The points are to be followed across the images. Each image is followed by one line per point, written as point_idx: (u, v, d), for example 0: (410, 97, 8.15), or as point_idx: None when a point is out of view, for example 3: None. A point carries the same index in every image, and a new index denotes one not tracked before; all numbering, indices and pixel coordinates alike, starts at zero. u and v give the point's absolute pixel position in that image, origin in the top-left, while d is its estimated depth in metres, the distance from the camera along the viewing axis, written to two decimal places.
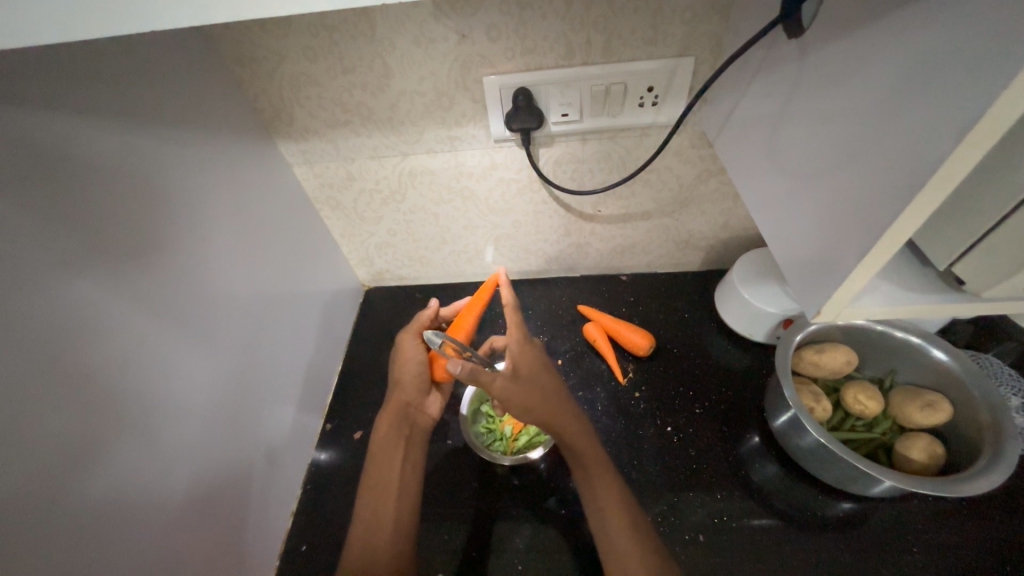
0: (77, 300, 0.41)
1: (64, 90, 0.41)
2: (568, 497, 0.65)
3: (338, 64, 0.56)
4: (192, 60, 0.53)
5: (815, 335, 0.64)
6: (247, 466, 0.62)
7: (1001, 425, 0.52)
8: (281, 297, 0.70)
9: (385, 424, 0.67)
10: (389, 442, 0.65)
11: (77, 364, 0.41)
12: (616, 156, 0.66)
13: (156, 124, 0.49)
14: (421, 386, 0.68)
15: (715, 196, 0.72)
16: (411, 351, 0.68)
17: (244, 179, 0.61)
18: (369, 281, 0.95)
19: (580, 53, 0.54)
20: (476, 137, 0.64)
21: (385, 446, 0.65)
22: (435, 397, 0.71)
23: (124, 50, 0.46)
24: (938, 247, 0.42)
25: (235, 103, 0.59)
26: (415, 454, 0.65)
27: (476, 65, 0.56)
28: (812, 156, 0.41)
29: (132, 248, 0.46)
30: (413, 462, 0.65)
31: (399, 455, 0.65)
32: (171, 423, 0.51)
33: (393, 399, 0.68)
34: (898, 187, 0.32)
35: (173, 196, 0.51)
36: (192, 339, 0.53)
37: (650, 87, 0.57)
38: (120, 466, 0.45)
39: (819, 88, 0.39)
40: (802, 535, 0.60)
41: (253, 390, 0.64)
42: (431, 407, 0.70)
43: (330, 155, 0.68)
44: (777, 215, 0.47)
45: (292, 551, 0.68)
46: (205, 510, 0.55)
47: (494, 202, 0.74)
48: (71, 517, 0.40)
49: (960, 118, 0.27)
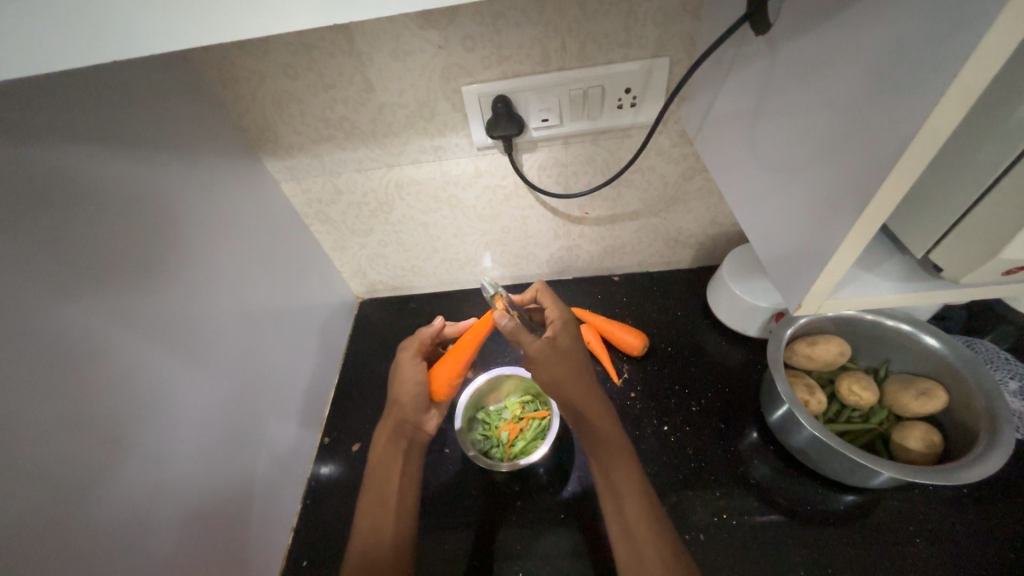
0: (69, 323, 0.42)
1: (49, 119, 0.41)
2: (568, 499, 0.65)
3: (319, 81, 0.57)
4: (174, 84, 0.54)
5: (807, 327, 0.64)
6: (248, 482, 0.62)
7: (996, 411, 0.52)
8: (275, 313, 0.70)
9: (384, 437, 0.67)
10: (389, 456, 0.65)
11: (71, 387, 0.41)
12: (599, 158, 0.66)
13: (141, 147, 0.50)
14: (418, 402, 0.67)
15: (702, 193, 0.72)
16: (410, 369, 0.68)
17: (233, 198, 0.62)
18: (363, 294, 0.95)
19: (556, 58, 0.55)
20: (460, 145, 0.64)
21: (384, 460, 0.65)
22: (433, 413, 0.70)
23: (107, 76, 0.47)
24: (916, 233, 0.42)
25: (220, 123, 0.60)
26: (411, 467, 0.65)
27: (454, 75, 0.56)
28: (787, 149, 0.41)
29: (122, 269, 0.46)
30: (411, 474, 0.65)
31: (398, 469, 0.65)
32: (169, 443, 0.50)
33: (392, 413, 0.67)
34: (870, 175, 0.32)
35: (162, 217, 0.51)
36: (187, 358, 0.53)
37: (628, 89, 0.58)
38: (118, 487, 0.45)
39: (790, 82, 0.40)
40: (805, 530, 0.59)
41: (252, 406, 0.64)
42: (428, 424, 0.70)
43: (316, 170, 0.69)
44: (757, 209, 0.47)
45: (294, 567, 0.67)
46: (206, 527, 0.55)
47: (482, 208, 0.74)
48: (70, 540, 0.40)
49: (925, 101, 0.28)
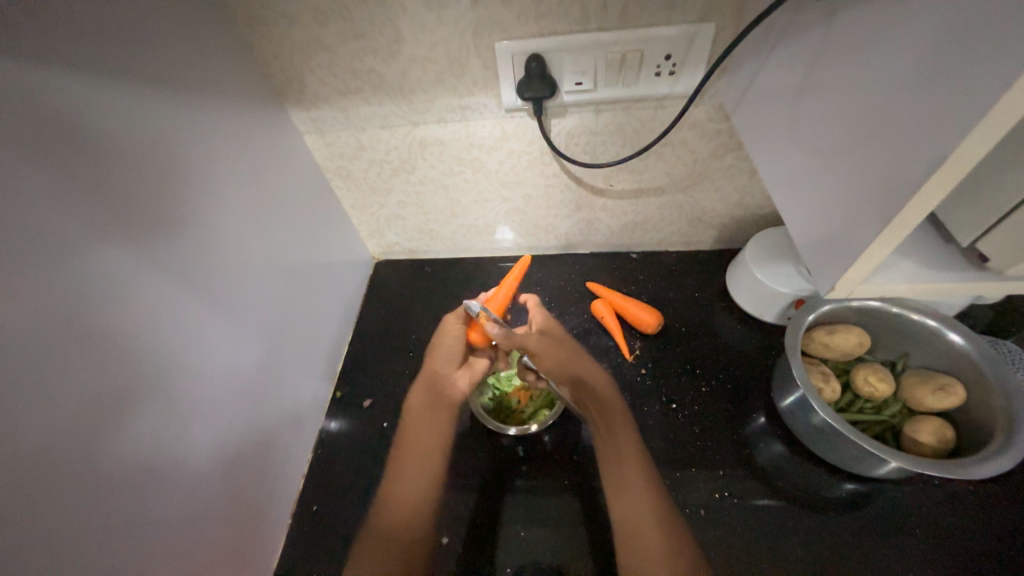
0: (91, 261, 0.42)
1: (72, 51, 0.41)
2: (585, 447, 0.68)
3: (348, 28, 0.55)
4: (200, 22, 0.53)
5: (828, 316, 0.63)
6: (262, 429, 0.64)
7: (1015, 411, 0.51)
8: (294, 267, 0.70)
9: (418, 391, 0.76)
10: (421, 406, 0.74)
11: (91, 325, 0.42)
12: (630, 128, 0.64)
13: (165, 86, 0.49)
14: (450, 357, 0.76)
15: (732, 172, 0.70)
16: (452, 332, 0.77)
17: (255, 146, 0.61)
18: (379, 255, 0.95)
19: (596, 18, 0.52)
20: (488, 107, 0.62)
21: (416, 411, 0.74)
22: (465, 371, 0.74)
23: (132, 10, 0.45)
24: (963, 220, 0.40)
25: (245, 68, 0.59)
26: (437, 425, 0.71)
27: (488, 30, 0.54)
28: (833, 129, 0.39)
29: (142, 212, 0.47)
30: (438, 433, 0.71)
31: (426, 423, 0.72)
32: (187, 385, 0.52)
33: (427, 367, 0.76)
34: (923, 159, 0.30)
35: (183, 160, 0.51)
36: (209, 304, 0.55)
37: (667, 55, 0.55)
38: (135, 424, 0.46)
39: (847, 55, 0.38)
40: (802, 513, 0.60)
41: (268, 355, 0.65)
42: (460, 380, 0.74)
43: (339, 123, 0.68)
44: (795, 189, 0.46)
45: (304, 512, 0.70)
46: (222, 467, 0.57)
47: (505, 174, 0.73)
48: (90, 471, 0.42)
49: (999, 78, 0.26)
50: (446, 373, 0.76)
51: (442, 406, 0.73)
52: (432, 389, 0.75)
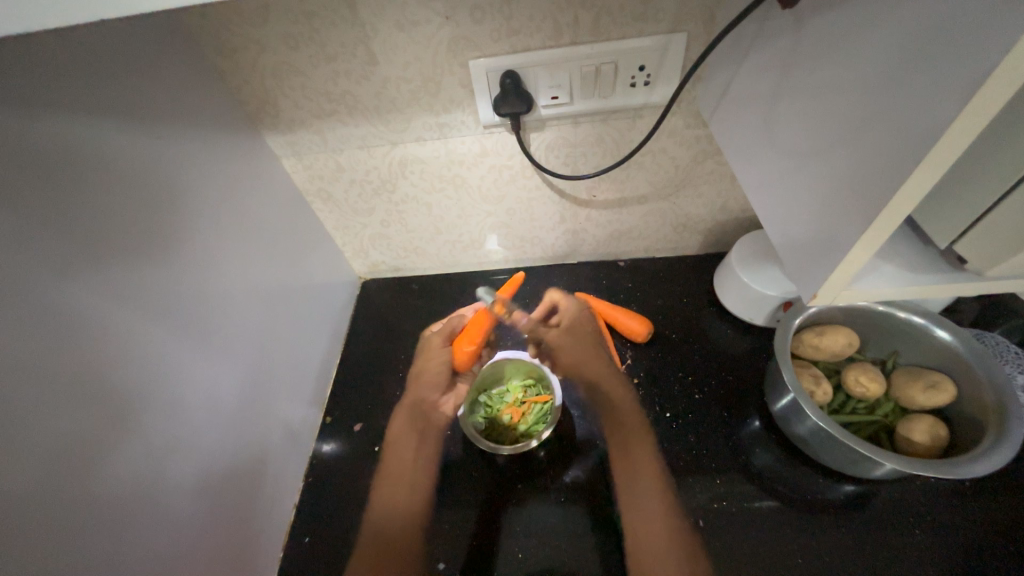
0: (66, 301, 0.41)
1: (35, 86, 0.39)
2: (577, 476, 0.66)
3: (320, 51, 0.55)
4: (169, 51, 0.52)
5: (816, 317, 0.63)
6: (251, 460, 0.62)
7: (1005, 406, 0.51)
8: (277, 291, 0.69)
9: (403, 419, 0.71)
10: (405, 435, 0.69)
11: (67, 367, 0.41)
12: (609, 138, 0.64)
13: (135, 117, 0.48)
14: (438, 380, 0.72)
15: (713, 177, 0.70)
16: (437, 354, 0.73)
17: (230, 172, 0.60)
18: (366, 274, 0.94)
19: (568, 33, 0.53)
20: (466, 123, 0.62)
21: (401, 436, 0.70)
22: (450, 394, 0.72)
23: (98, 43, 0.45)
24: (941, 221, 0.40)
25: (217, 95, 0.58)
26: (426, 451, 0.69)
27: (462, 48, 0.54)
28: (808, 136, 0.40)
29: (119, 247, 0.45)
30: (425, 457, 0.68)
31: (412, 451, 0.68)
32: (172, 422, 0.50)
33: (413, 392, 0.72)
34: (899, 163, 0.30)
35: (157, 192, 0.50)
36: (191, 337, 0.53)
37: (642, 66, 0.55)
38: (120, 468, 0.44)
39: (816, 64, 0.38)
40: (801, 517, 0.60)
41: (254, 384, 0.63)
42: (444, 407, 0.71)
43: (317, 146, 0.67)
44: (773, 196, 0.46)
45: (297, 543, 0.68)
46: (212, 504, 0.56)
47: (487, 189, 0.72)
48: (73, 522, 0.40)
49: (968, 81, 0.26)
50: (432, 398, 0.72)
51: (430, 431, 0.70)
52: (417, 414, 0.71)
